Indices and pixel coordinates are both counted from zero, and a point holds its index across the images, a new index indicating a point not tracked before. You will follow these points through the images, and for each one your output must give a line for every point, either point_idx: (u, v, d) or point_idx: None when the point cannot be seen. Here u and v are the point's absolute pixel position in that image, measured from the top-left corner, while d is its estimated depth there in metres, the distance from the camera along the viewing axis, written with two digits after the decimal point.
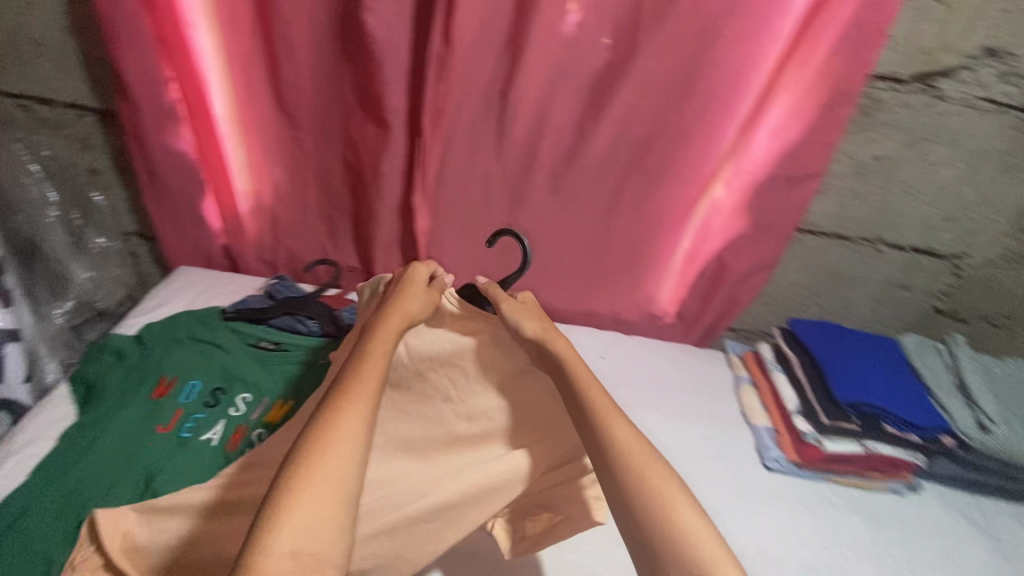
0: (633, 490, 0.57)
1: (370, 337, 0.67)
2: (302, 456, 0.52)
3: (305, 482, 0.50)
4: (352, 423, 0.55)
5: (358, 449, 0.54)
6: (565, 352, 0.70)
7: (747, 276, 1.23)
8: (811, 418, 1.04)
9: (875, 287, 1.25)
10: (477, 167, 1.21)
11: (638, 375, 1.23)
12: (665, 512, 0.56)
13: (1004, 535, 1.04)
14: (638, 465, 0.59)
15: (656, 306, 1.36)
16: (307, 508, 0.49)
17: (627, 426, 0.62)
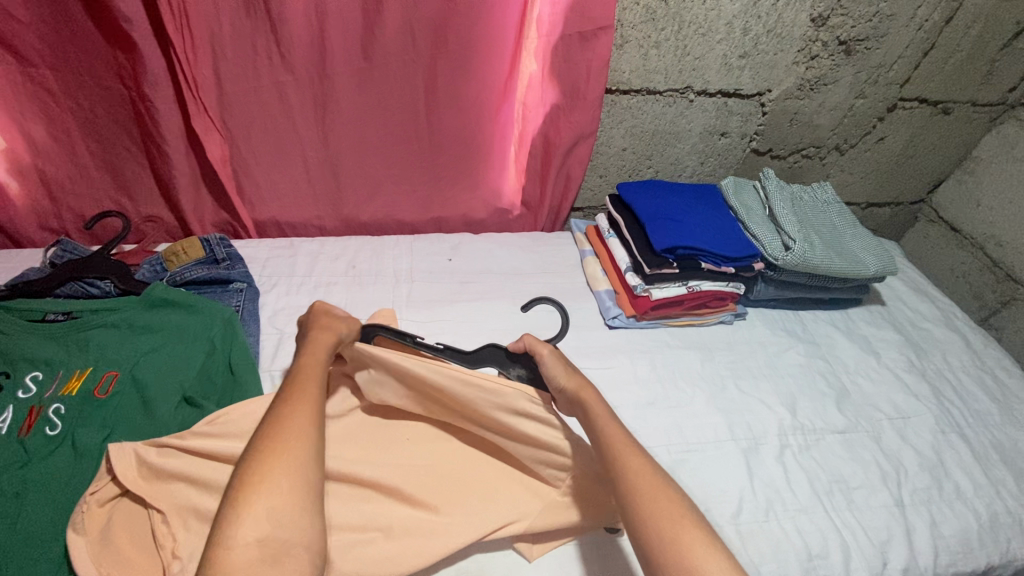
0: (635, 497, 0.61)
1: (314, 361, 0.71)
2: (254, 447, 0.55)
3: (263, 467, 0.53)
4: (299, 416, 0.59)
5: (308, 444, 0.57)
6: (591, 401, 0.72)
7: (574, 149, 1.22)
8: (639, 271, 1.11)
9: (696, 139, 1.29)
10: (262, 77, 1.05)
11: (487, 267, 1.22)
12: (676, 535, 0.56)
13: (816, 337, 1.17)
14: (656, 496, 0.60)
15: (502, 200, 1.32)
16: (270, 497, 0.51)
17: (641, 459, 0.64)
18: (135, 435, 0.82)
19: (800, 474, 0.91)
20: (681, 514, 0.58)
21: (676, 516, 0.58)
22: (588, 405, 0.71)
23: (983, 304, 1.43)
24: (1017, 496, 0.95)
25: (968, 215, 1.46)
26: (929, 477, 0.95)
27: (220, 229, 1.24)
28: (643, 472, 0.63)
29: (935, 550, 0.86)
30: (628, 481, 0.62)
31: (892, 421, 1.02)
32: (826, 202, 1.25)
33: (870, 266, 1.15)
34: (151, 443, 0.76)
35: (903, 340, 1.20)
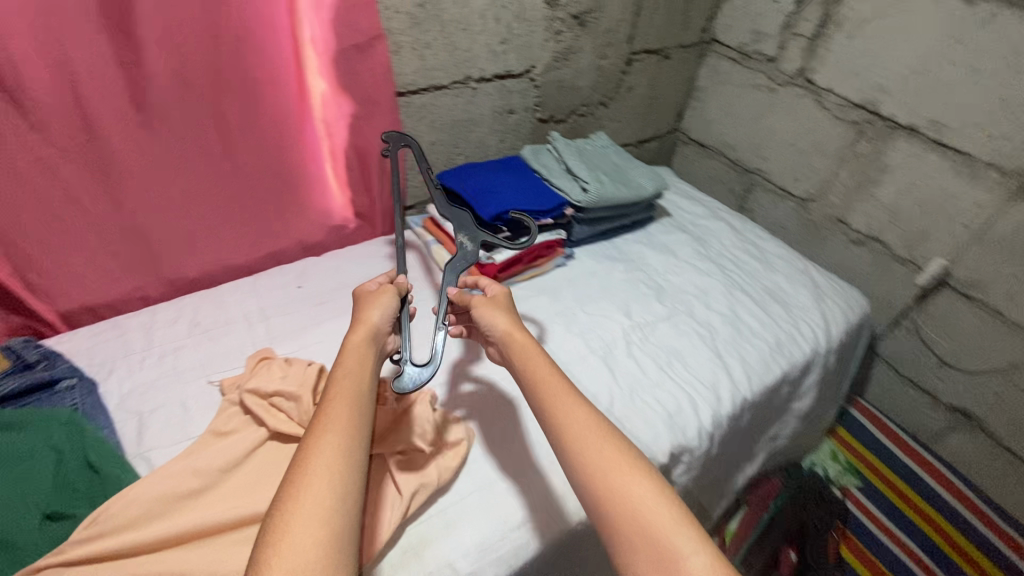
0: (586, 458, 0.70)
1: (341, 368, 0.74)
2: (280, 505, 0.58)
3: (289, 524, 0.56)
4: (323, 461, 0.61)
5: (338, 486, 0.60)
6: (520, 353, 0.83)
7: (387, 153, 1.30)
8: (480, 244, 1.24)
9: (490, 121, 1.45)
10: (17, 156, 0.94)
11: (339, 283, 1.25)
12: (617, 486, 0.67)
13: (630, 255, 1.43)
14: (599, 451, 0.70)
15: (333, 216, 1.35)
16: (303, 541, 0.55)
17: (585, 411, 0.74)
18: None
19: (647, 360, 1.13)
20: (622, 461, 0.69)
21: (613, 462, 0.69)
22: (516, 351, 0.83)
23: (736, 195, 1.85)
24: (786, 319, 1.29)
25: (707, 131, 1.86)
26: (731, 328, 1.24)
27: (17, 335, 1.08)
28: (588, 425, 0.72)
29: (748, 375, 1.15)
30: (569, 434, 0.72)
31: (698, 298, 1.31)
32: (604, 147, 1.52)
33: (649, 186, 1.43)
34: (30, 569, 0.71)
35: (689, 237, 1.51)
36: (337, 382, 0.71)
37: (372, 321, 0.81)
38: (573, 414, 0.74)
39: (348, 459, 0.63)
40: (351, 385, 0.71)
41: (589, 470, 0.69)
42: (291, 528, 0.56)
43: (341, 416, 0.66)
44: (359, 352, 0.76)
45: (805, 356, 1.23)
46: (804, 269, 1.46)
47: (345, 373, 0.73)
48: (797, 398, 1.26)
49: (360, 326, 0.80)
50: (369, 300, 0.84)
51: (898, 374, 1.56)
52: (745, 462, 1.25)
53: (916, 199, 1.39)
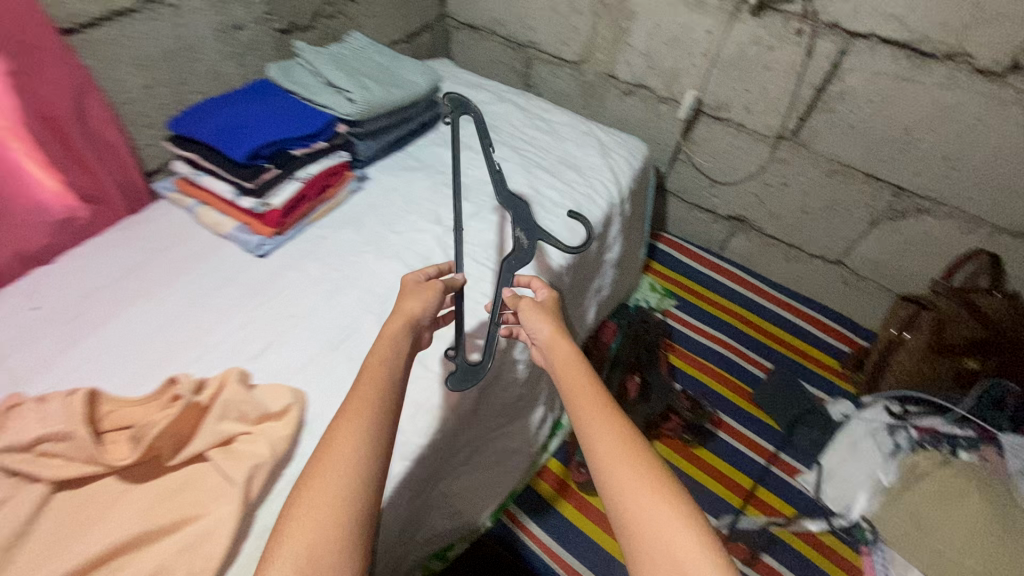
0: (617, 477, 0.68)
1: (373, 352, 0.77)
2: (295, 495, 0.62)
3: (300, 511, 0.60)
4: (339, 456, 0.64)
5: (354, 476, 0.63)
6: (560, 360, 0.84)
7: (85, 113, 1.04)
8: (249, 192, 1.07)
9: (215, 44, 1.23)
10: None
11: (88, 286, 1.01)
12: (642, 510, 0.65)
13: (427, 160, 1.37)
14: (626, 467, 0.69)
15: (52, 215, 1.01)
16: (301, 532, 0.58)
17: (618, 423, 0.74)
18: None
19: (464, 259, 1.13)
20: (649, 472, 0.68)
21: (637, 473, 0.68)
22: (557, 364, 0.84)
23: (518, 73, 1.84)
24: (581, 182, 1.36)
25: (472, 11, 1.78)
26: (534, 204, 1.28)
27: None
28: (617, 445, 0.71)
29: (558, 244, 1.21)
30: (602, 453, 0.71)
31: (500, 184, 1.32)
32: (364, 46, 1.40)
33: (422, 82, 1.35)
34: None
35: (480, 126, 1.49)
36: (365, 379, 0.74)
37: (415, 311, 0.84)
38: (606, 424, 0.74)
39: (370, 450, 0.66)
40: (377, 379, 0.73)
41: (611, 475, 0.69)
42: (303, 510, 0.60)
43: (361, 409, 0.69)
44: (391, 338, 0.79)
45: (602, 212, 1.32)
46: (588, 130, 1.53)
47: (373, 366, 0.75)
48: (606, 250, 1.38)
49: (398, 312, 0.83)
50: (411, 293, 0.87)
51: (685, 202, 1.78)
52: (579, 320, 1.37)
53: (662, 39, 1.49)
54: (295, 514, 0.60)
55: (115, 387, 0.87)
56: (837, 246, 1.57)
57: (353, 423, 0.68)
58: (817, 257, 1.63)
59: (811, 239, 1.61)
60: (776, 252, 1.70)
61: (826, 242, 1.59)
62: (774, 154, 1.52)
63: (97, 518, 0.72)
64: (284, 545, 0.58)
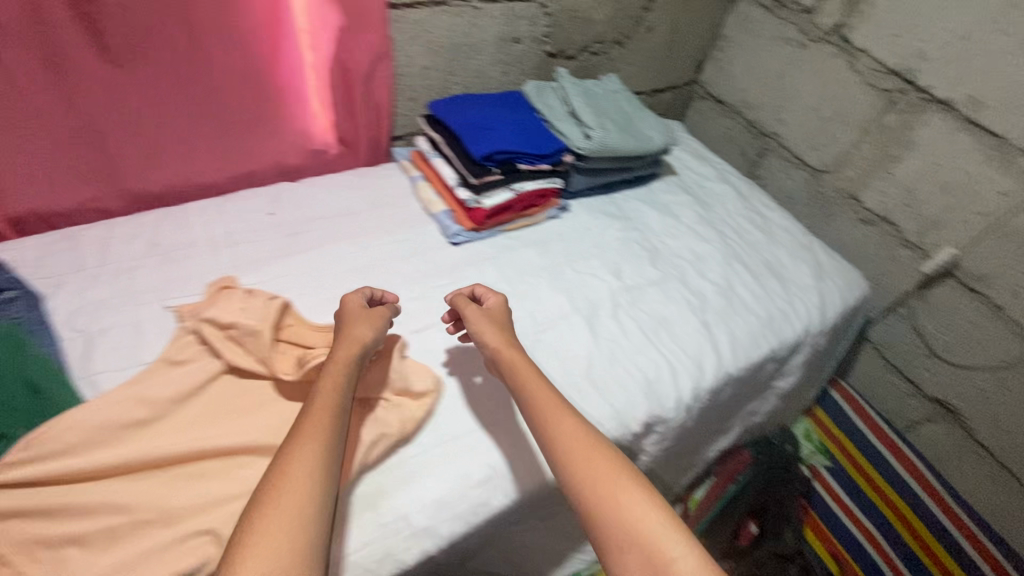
0: (582, 473, 0.70)
1: (326, 370, 0.75)
2: (261, 507, 0.58)
3: (265, 541, 0.55)
4: (303, 478, 0.61)
5: (313, 460, 0.64)
6: (522, 371, 0.83)
7: (373, 73, 1.19)
8: (468, 186, 1.14)
9: (492, 49, 1.32)
10: None
11: (313, 215, 1.14)
12: (608, 489, 0.68)
13: (628, 213, 1.34)
14: (588, 461, 0.71)
15: (315, 139, 1.26)
16: (261, 549, 0.55)
17: (574, 424, 0.75)
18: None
19: (632, 324, 1.08)
20: (613, 468, 0.71)
21: (605, 471, 0.70)
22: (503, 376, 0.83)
23: (747, 159, 1.75)
24: (782, 295, 1.23)
25: (727, 86, 1.73)
26: (722, 299, 1.18)
27: None
28: (575, 432, 0.75)
29: (734, 350, 1.10)
30: (563, 445, 0.73)
31: (693, 263, 1.24)
32: (615, 90, 1.38)
33: (658, 139, 1.31)
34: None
35: (692, 199, 1.43)
36: (319, 395, 0.72)
37: (365, 332, 0.82)
38: (564, 423, 0.76)
39: (324, 478, 0.63)
40: (329, 404, 0.70)
41: (583, 487, 0.69)
42: (258, 551, 0.55)
43: (321, 422, 0.68)
44: (337, 385, 0.73)
45: (794, 337, 1.18)
46: (808, 245, 1.38)
47: (328, 383, 0.74)
48: (779, 376, 1.22)
49: (350, 339, 0.80)
50: (359, 318, 0.84)
51: (883, 359, 1.54)
52: (717, 435, 1.23)
53: (937, 181, 1.31)
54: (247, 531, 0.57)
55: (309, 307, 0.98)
56: None
57: (308, 446, 0.65)
58: None
59: None
60: (979, 464, 1.37)
61: None
62: None
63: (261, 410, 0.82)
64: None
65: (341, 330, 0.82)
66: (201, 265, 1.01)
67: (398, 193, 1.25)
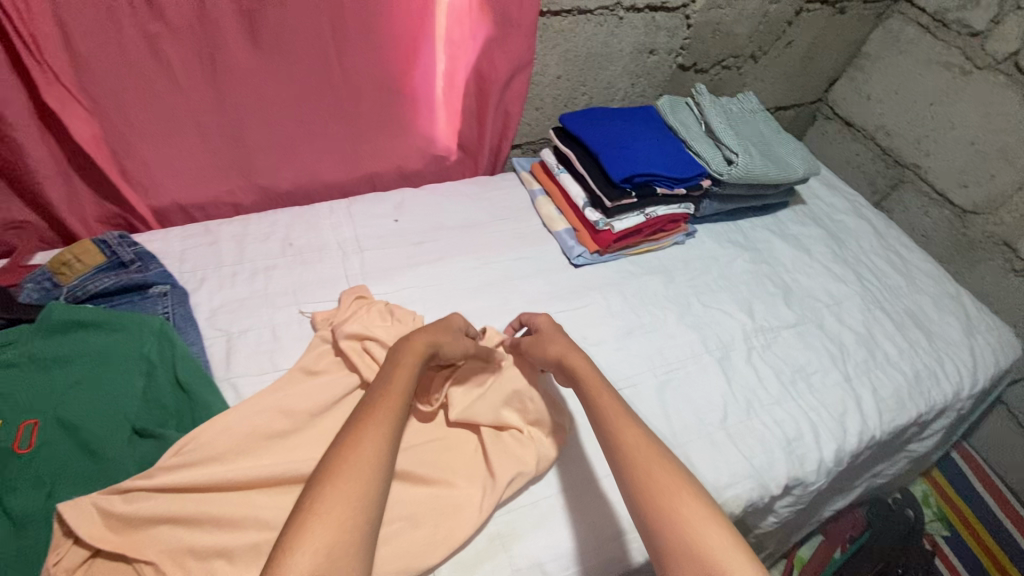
0: (644, 487, 0.62)
1: (400, 355, 0.74)
2: (321, 485, 0.55)
3: (319, 525, 0.51)
4: (364, 463, 0.57)
5: (376, 440, 0.60)
6: (589, 378, 0.77)
7: (508, 81, 1.15)
8: (598, 206, 1.09)
9: (627, 59, 1.25)
10: (127, 32, 0.87)
11: (437, 224, 1.12)
12: (671, 507, 0.59)
13: (756, 243, 1.25)
14: (649, 467, 0.63)
15: (438, 145, 1.24)
16: (320, 531, 0.51)
17: (635, 429, 0.68)
18: (20, 550, 0.64)
19: (767, 371, 1.00)
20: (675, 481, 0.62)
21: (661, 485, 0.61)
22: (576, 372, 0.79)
23: (875, 190, 1.61)
24: (929, 351, 1.12)
25: (861, 109, 1.60)
26: (864, 349, 1.08)
27: (121, 222, 1.04)
28: (638, 443, 0.66)
29: (878, 410, 1.00)
30: (630, 461, 0.65)
31: (830, 307, 1.14)
32: (752, 110, 1.29)
33: (799, 168, 1.22)
34: (150, 477, 0.68)
35: (825, 233, 1.31)
36: (393, 376, 0.70)
37: (439, 326, 0.81)
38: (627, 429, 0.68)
39: (385, 465, 0.59)
40: (396, 386, 0.68)
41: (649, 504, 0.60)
42: (317, 533, 0.51)
43: (391, 405, 0.65)
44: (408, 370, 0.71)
45: (943, 400, 1.07)
46: (956, 294, 1.25)
47: (399, 369, 0.71)
48: (918, 440, 1.11)
49: (421, 333, 0.78)
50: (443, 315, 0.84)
51: (1019, 426, 1.39)
52: (839, 496, 1.14)
53: None
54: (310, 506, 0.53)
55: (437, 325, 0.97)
56: None
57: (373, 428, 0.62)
58: None
59: None
60: None
61: None
62: None
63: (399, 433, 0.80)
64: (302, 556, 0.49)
65: (425, 321, 0.83)
66: (332, 269, 1.00)
67: (518, 206, 1.21)
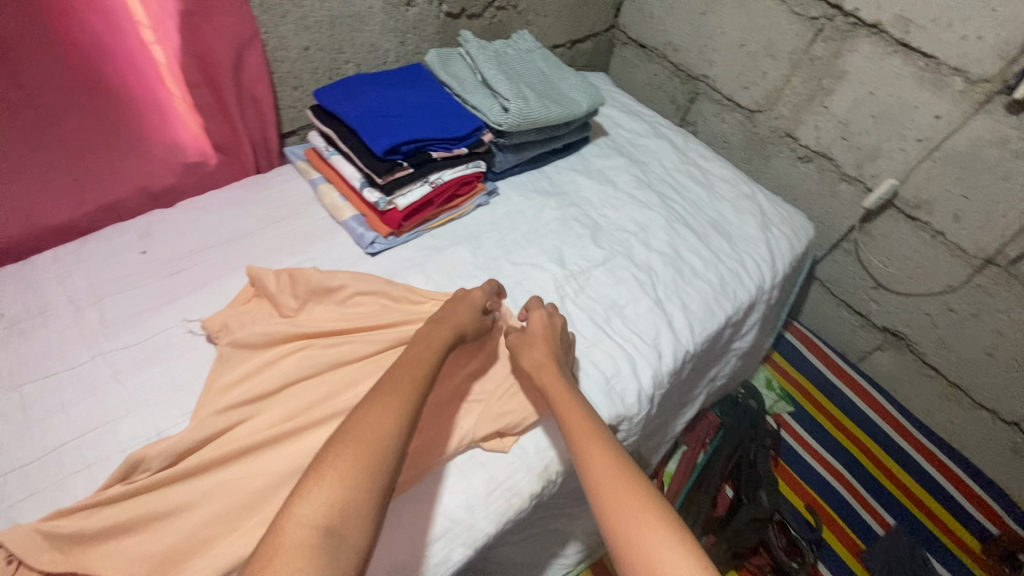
0: (597, 487, 0.62)
1: (419, 340, 0.76)
2: (338, 445, 0.58)
3: (320, 482, 0.54)
4: (381, 425, 0.60)
5: (395, 416, 0.62)
6: (551, 384, 0.76)
7: (238, 63, 1.00)
8: (375, 184, 0.98)
9: (381, 16, 1.14)
10: None
11: (198, 244, 0.97)
12: (619, 505, 0.59)
13: (562, 186, 1.23)
14: (605, 470, 0.63)
15: (187, 151, 1.06)
16: (318, 497, 0.53)
17: (593, 434, 0.68)
18: None
19: (581, 316, 0.99)
20: (627, 474, 0.62)
21: (617, 479, 0.62)
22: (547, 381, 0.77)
23: (678, 106, 1.65)
24: (731, 254, 1.17)
25: (648, 29, 1.61)
26: (670, 267, 1.10)
27: None
28: (598, 448, 0.66)
29: (690, 324, 1.03)
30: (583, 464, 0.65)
31: (637, 234, 1.15)
32: (529, 49, 1.24)
33: (583, 102, 1.19)
34: None
35: (627, 160, 1.32)
36: (413, 354, 0.72)
37: (464, 320, 0.82)
38: (584, 427, 0.69)
39: (402, 426, 0.62)
40: (422, 362, 0.71)
41: (598, 496, 0.61)
42: (322, 487, 0.54)
43: (408, 381, 0.67)
44: (426, 347, 0.74)
45: (749, 296, 1.13)
46: (751, 193, 1.32)
47: (420, 350, 0.73)
48: (738, 338, 1.18)
49: (447, 320, 0.80)
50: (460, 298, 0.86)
51: (832, 296, 1.53)
52: (682, 410, 1.18)
53: (872, 110, 1.25)
54: (321, 463, 0.56)
55: (212, 351, 0.84)
56: (1019, 408, 1.27)
57: (392, 401, 0.64)
58: (985, 409, 1.33)
59: (986, 389, 1.31)
60: (930, 386, 1.41)
61: (1002, 397, 1.29)
62: (973, 278, 1.24)
63: (161, 502, 0.68)
64: (309, 505, 0.52)
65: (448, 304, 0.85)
66: (59, 330, 0.83)
67: (298, 202, 1.07)
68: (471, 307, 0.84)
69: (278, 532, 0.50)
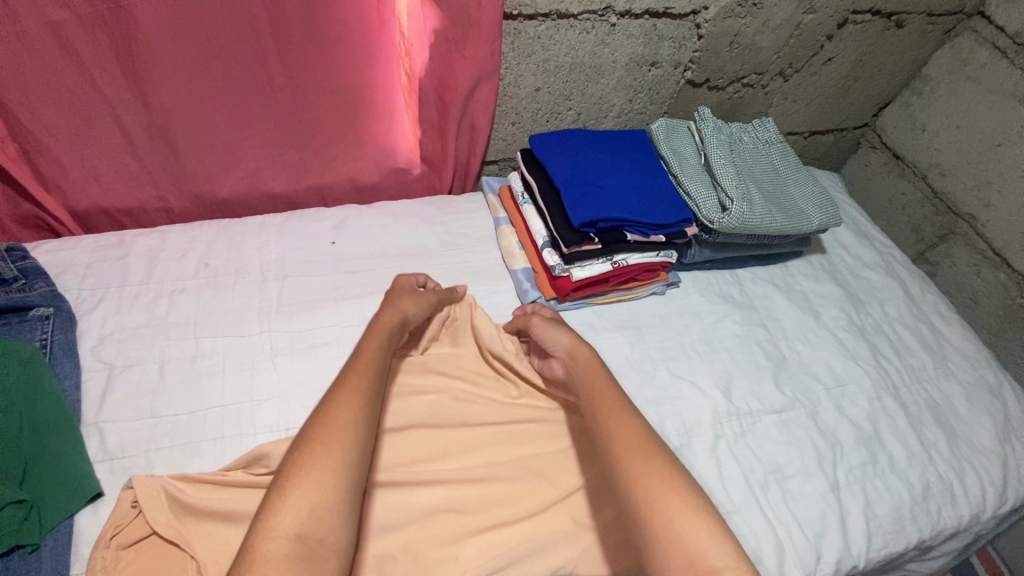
0: (626, 479, 0.59)
1: (371, 327, 0.73)
2: (302, 449, 0.54)
3: (300, 483, 0.52)
4: (342, 422, 0.57)
5: (350, 402, 0.60)
6: (587, 383, 0.73)
7: (471, 92, 1.00)
8: (557, 247, 0.94)
9: (621, 72, 1.08)
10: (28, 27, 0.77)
11: (378, 251, 1.00)
12: (657, 503, 0.56)
13: (753, 301, 1.06)
14: (635, 460, 0.60)
15: (398, 157, 1.10)
16: (292, 498, 0.51)
17: (629, 424, 0.64)
18: None
19: (735, 469, 0.83)
20: (663, 467, 0.59)
21: (654, 474, 0.58)
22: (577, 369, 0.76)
23: (919, 237, 1.37)
24: (948, 458, 0.92)
25: (913, 141, 1.35)
26: (864, 451, 0.89)
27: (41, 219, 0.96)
28: (630, 437, 0.62)
29: (869, 532, 0.82)
30: (613, 453, 0.62)
31: (830, 391, 0.95)
32: (768, 142, 1.09)
33: (814, 218, 1.02)
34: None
35: (842, 293, 1.11)
36: (367, 343, 0.70)
37: (409, 307, 0.79)
38: (620, 417, 0.65)
39: (366, 421, 0.59)
40: (370, 356, 0.67)
41: (629, 485, 0.59)
42: (295, 496, 0.51)
43: (364, 368, 0.65)
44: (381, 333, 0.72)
45: (957, 522, 0.88)
46: (996, 385, 1.03)
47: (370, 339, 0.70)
48: (919, 561, 0.92)
49: (393, 304, 0.78)
50: (403, 292, 0.82)
51: None
52: None
53: None
54: (290, 467, 0.53)
55: None
56: None
57: (351, 382, 0.62)
58: None
59: None
60: None
61: None
62: None
63: None
64: (279, 520, 0.50)
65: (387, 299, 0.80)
66: (245, 296, 0.90)
67: (477, 235, 1.06)
68: (422, 300, 0.82)
69: (252, 552, 0.48)
